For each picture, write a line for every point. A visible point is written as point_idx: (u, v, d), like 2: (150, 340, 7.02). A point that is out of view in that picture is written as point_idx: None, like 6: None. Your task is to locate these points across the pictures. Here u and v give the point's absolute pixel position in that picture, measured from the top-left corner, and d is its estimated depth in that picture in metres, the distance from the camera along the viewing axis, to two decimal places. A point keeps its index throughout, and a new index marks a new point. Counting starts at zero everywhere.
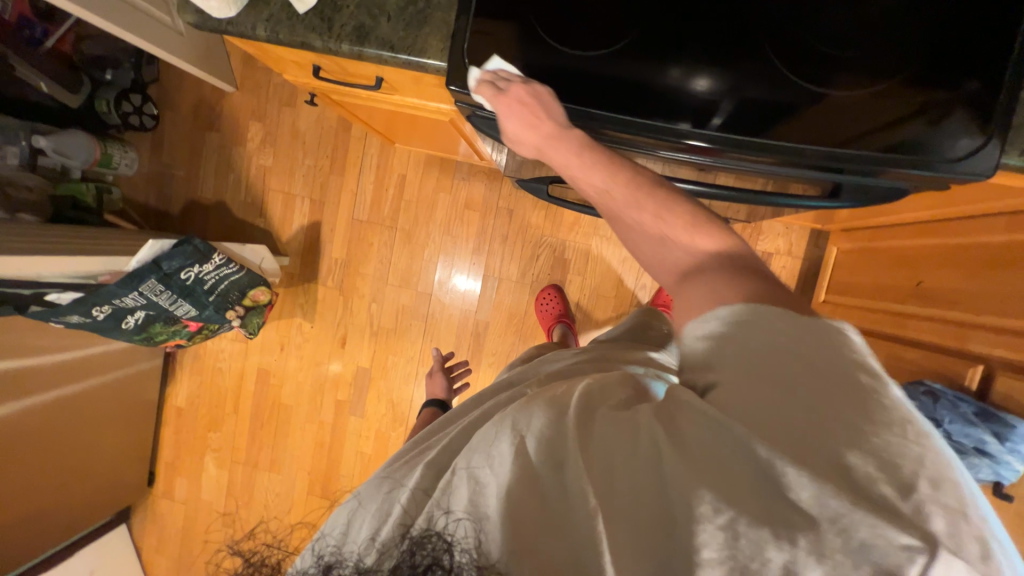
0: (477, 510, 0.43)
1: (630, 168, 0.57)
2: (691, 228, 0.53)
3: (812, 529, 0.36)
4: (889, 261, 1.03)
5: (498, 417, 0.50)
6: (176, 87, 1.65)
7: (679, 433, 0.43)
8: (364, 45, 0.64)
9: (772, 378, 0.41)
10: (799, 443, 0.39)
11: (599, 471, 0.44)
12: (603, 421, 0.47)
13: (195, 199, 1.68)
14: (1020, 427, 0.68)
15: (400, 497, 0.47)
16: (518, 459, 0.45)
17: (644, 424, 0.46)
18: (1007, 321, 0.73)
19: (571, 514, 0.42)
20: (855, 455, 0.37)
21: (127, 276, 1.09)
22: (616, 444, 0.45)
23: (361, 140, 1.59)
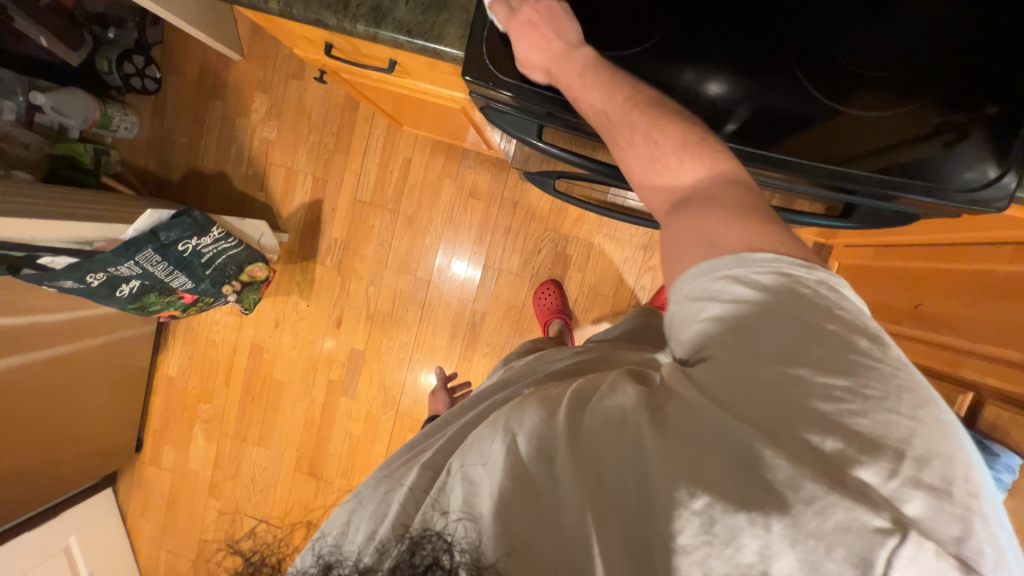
0: (474, 510, 0.43)
1: (631, 87, 0.54)
2: (687, 151, 0.50)
3: (785, 513, 0.37)
4: (889, 280, 1.03)
5: (492, 418, 0.50)
6: (180, 51, 1.60)
7: (666, 423, 0.44)
8: (380, 27, 0.62)
9: (761, 358, 0.42)
10: (778, 424, 0.40)
11: (591, 463, 0.45)
12: (597, 412, 0.48)
13: (196, 168, 1.65)
14: (1005, 457, 0.69)
15: (398, 497, 0.48)
16: (509, 458, 0.45)
17: (635, 416, 0.46)
18: (1001, 352, 0.74)
19: (559, 499, 0.43)
20: (832, 436, 0.39)
21: (123, 244, 1.07)
22: (608, 437, 0.46)
23: (368, 119, 1.56)
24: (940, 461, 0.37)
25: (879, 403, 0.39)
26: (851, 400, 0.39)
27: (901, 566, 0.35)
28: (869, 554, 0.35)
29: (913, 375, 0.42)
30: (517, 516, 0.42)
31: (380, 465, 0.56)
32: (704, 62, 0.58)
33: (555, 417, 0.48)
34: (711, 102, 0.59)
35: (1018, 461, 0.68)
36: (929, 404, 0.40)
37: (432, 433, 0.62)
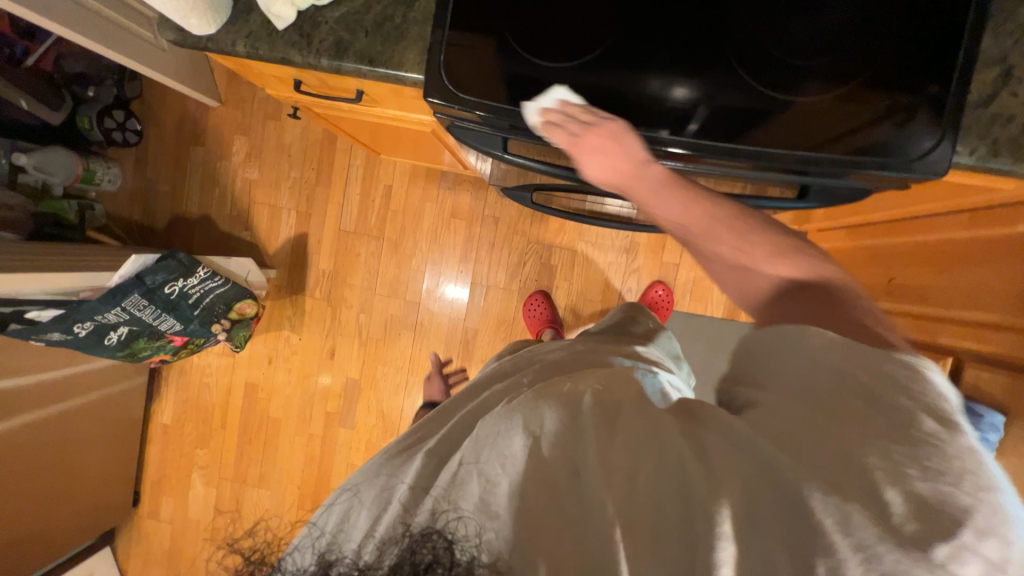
0: (489, 507, 0.44)
1: (703, 198, 0.57)
2: (775, 258, 0.53)
3: (831, 555, 0.35)
4: (864, 259, 1.06)
5: (507, 411, 0.51)
6: (160, 103, 1.65)
7: (708, 445, 0.44)
8: (343, 59, 0.65)
9: (816, 405, 0.41)
10: (835, 472, 0.38)
11: (621, 481, 0.44)
12: (626, 426, 0.48)
13: (180, 213, 1.68)
14: (989, 416, 0.69)
15: (400, 494, 0.48)
16: (530, 458, 0.46)
17: (669, 436, 0.46)
18: (975, 315, 0.76)
19: (589, 517, 0.43)
20: (892, 492, 0.36)
21: (109, 291, 1.08)
22: (645, 457, 0.45)
23: (347, 151, 1.60)
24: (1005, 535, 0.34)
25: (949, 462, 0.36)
26: (913, 460, 0.36)
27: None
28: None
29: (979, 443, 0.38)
30: (530, 520, 0.43)
31: (379, 456, 0.55)
32: (661, 70, 0.61)
33: (581, 426, 0.48)
34: (674, 104, 0.62)
35: (1002, 418, 0.70)
36: (994, 478, 0.36)
37: (434, 424, 0.61)
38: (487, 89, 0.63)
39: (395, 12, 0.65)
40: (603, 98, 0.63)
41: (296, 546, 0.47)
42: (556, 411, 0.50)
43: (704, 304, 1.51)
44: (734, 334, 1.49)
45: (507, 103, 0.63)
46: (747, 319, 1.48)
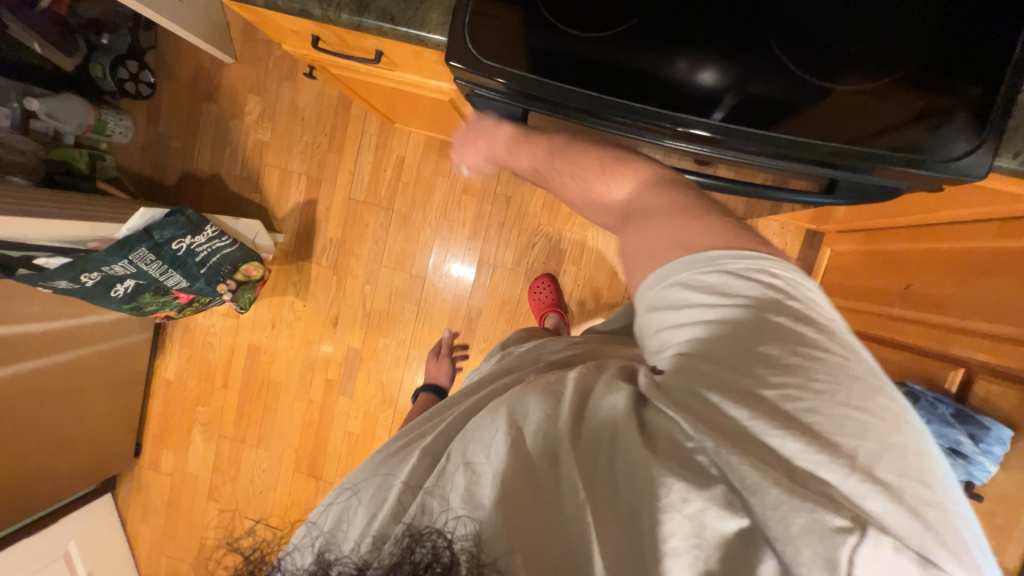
0: (474, 499, 0.43)
1: (547, 139, 0.68)
2: (601, 174, 0.64)
3: (755, 511, 0.40)
4: (879, 264, 1.04)
5: (492, 406, 0.51)
6: (175, 55, 1.62)
7: (645, 422, 0.47)
8: (364, 15, 0.63)
9: (722, 368, 0.46)
10: (745, 431, 0.43)
11: (584, 463, 0.46)
12: (593, 416, 0.49)
13: (191, 171, 1.66)
14: (996, 430, 0.68)
15: (398, 490, 0.48)
16: (512, 450, 0.45)
17: (624, 421, 0.47)
18: (993, 327, 0.74)
19: (559, 504, 0.44)
20: (790, 442, 0.41)
21: (117, 243, 1.08)
22: (602, 438, 0.48)
23: (361, 118, 1.57)
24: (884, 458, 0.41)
25: (831, 399, 0.42)
26: (809, 406, 0.42)
27: (865, 558, 0.37)
28: (834, 555, 0.37)
29: (866, 366, 0.45)
30: (519, 513, 0.42)
31: (376, 453, 0.56)
32: (691, 50, 0.59)
33: (556, 410, 0.49)
34: (704, 87, 0.59)
35: (1010, 433, 0.68)
36: (882, 402, 0.43)
37: (430, 420, 0.61)
38: (510, 55, 0.61)
39: None
40: (629, 73, 0.59)
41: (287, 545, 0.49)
42: (534, 397, 0.50)
43: None
44: None
45: (529, 72, 0.60)
46: None
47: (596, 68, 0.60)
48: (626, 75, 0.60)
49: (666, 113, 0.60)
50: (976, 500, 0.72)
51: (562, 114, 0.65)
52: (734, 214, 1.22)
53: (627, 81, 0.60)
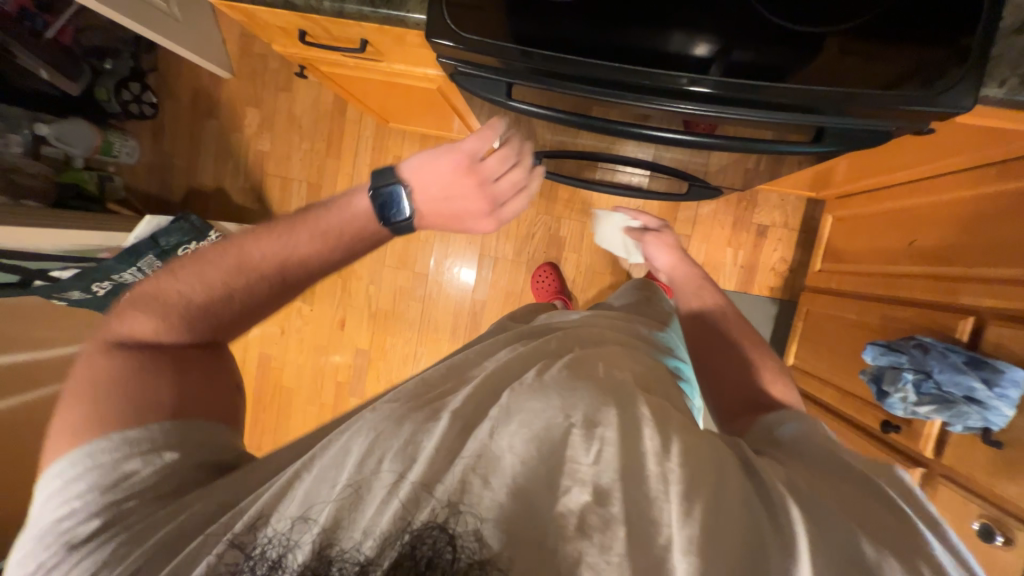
0: (518, 487, 0.42)
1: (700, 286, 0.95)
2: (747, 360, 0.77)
3: None
4: (882, 224, 1.02)
5: (544, 389, 0.51)
6: (175, 75, 1.67)
7: (772, 496, 0.45)
8: (346, 2, 0.65)
9: (847, 487, 0.47)
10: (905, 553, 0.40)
11: (684, 502, 0.42)
12: (690, 452, 0.47)
13: (195, 186, 1.70)
14: (1010, 372, 0.66)
15: (426, 450, 0.45)
16: (568, 446, 0.45)
17: (740, 483, 0.46)
18: (1004, 270, 0.73)
19: (642, 528, 0.41)
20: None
21: (126, 251, 1.13)
22: (702, 483, 0.44)
23: (356, 122, 1.60)
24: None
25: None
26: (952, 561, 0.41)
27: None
28: None
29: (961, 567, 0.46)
30: (569, 526, 0.41)
31: (373, 412, 0.50)
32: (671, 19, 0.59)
33: (645, 443, 0.46)
34: (685, 49, 0.59)
35: None
36: None
37: (435, 380, 0.60)
38: (489, 31, 0.62)
39: None
40: (608, 41, 0.60)
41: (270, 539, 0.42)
42: (595, 401, 0.49)
43: (716, 274, 1.46)
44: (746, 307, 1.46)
45: (511, 43, 0.61)
46: (761, 293, 1.45)
47: (577, 36, 0.60)
48: (607, 41, 0.60)
49: (657, 76, 0.59)
50: (995, 448, 0.69)
51: (549, 86, 0.65)
52: (731, 187, 1.21)
53: (608, 48, 0.60)
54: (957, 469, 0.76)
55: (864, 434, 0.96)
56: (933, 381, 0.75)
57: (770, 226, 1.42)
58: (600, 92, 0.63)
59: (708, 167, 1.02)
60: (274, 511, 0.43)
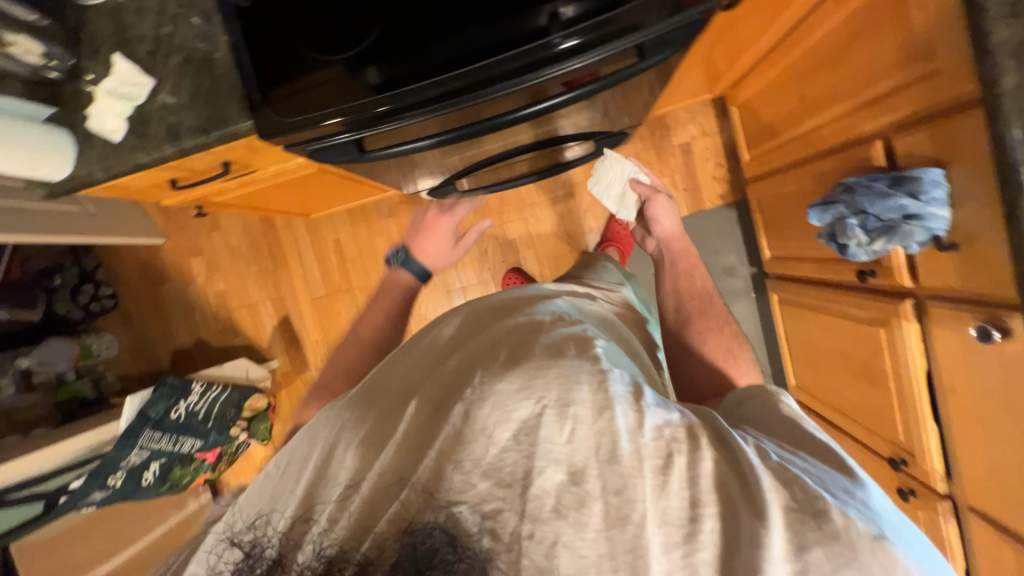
0: (502, 477, 0.42)
1: (694, 268, 0.95)
2: (725, 354, 0.78)
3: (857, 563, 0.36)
4: (773, 93, 1.02)
5: (511, 366, 0.49)
6: (118, 261, 1.77)
7: (741, 459, 0.43)
8: (180, 140, 0.72)
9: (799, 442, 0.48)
10: (873, 520, 0.38)
11: (654, 466, 0.42)
12: (662, 414, 0.45)
13: (177, 347, 1.77)
14: (930, 174, 0.66)
15: (392, 449, 0.47)
16: (539, 425, 0.44)
17: (708, 437, 0.45)
18: (881, 85, 0.73)
19: (624, 484, 0.41)
20: (912, 545, 0.38)
21: (123, 436, 1.27)
22: (679, 439, 0.44)
23: (287, 227, 1.67)
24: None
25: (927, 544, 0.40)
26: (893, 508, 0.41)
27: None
28: None
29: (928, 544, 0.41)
30: (545, 508, 0.41)
31: (343, 411, 0.54)
32: (467, 23, 0.62)
33: (620, 417, 0.44)
34: (496, 35, 0.61)
35: (941, 171, 0.65)
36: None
37: (415, 373, 0.58)
38: (334, 101, 0.65)
39: (204, 82, 0.72)
40: (426, 62, 0.62)
41: (239, 531, 0.47)
42: (568, 376, 0.47)
43: None
44: (707, 223, 1.45)
45: (372, 94, 0.63)
46: (714, 205, 1.44)
47: (396, 71, 0.63)
48: (428, 61, 0.62)
49: (499, 63, 0.59)
50: (955, 251, 0.67)
51: (406, 121, 0.63)
52: (630, 126, 1.23)
53: (436, 66, 0.62)
54: (936, 283, 0.73)
55: (852, 292, 0.93)
56: (872, 216, 0.75)
57: (692, 141, 1.42)
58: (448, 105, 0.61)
59: (608, 115, 1.00)
60: (253, 501, 0.49)
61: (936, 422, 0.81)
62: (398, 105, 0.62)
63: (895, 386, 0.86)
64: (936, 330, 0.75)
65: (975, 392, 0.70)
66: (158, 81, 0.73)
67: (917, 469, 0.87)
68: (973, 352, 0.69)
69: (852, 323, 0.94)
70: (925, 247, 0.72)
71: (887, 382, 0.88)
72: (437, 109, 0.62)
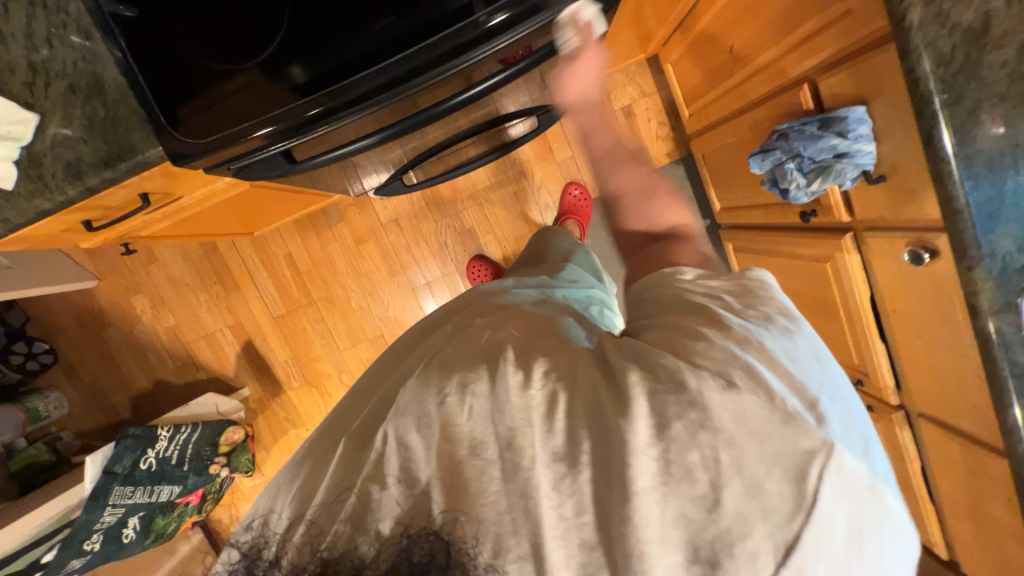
0: (411, 475, 0.42)
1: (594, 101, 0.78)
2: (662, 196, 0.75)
3: (726, 442, 0.36)
4: (703, 47, 1.03)
5: (421, 373, 0.48)
6: (48, 314, 1.62)
7: (615, 368, 0.42)
8: (83, 179, 0.65)
9: (694, 310, 0.44)
10: (722, 371, 0.38)
11: (539, 411, 0.41)
12: (551, 358, 0.44)
13: (134, 393, 1.66)
14: (854, 113, 0.69)
15: (327, 478, 0.45)
16: (444, 420, 0.43)
17: (586, 365, 0.43)
18: (804, 29, 0.74)
19: (512, 434, 0.41)
20: (767, 374, 0.38)
21: (91, 499, 1.19)
22: (566, 372, 0.43)
23: (231, 249, 1.58)
24: (830, 381, 0.39)
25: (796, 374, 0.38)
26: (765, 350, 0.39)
27: (828, 494, 0.35)
28: (755, 479, 0.36)
29: (817, 375, 0.39)
30: (456, 482, 0.42)
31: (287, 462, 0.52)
32: (383, 9, 0.57)
33: (508, 378, 0.43)
34: (420, 18, 0.56)
35: (864, 108, 0.69)
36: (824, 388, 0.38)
37: (352, 407, 0.58)
38: (255, 111, 0.61)
39: (97, 109, 0.65)
40: (346, 55, 0.58)
41: (238, 533, 0.48)
42: (470, 362, 0.46)
43: None
44: None
45: (299, 98, 0.59)
46: (662, 163, 1.46)
47: (319, 68, 0.59)
48: (349, 53, 0.58)
49: (433, 45, 0.56)
50: (882, 183, 0.72)
51: (347, 118, 0.60)
52: None
53: (360, 59, 0.58)
54: (870, 215, 0.77)
55: (799, 232, 0.98)
56: (805, 159, 0.77)
57: (633, 103, 1.42)
58: (387, 95, 0.58)
59: (545, 89, 0.98)
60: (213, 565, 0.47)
61: (884, 342, 0.88)
62: (331, 105, 0.59)
63: (845, 315, 0.92)
64: (874, 258, 0.80)
65: (913, 311, 0.76)
66: (42, 114, 0.66)
67: (872, 387, 0.94)
68: (908, 273, 0.74)
69: (801, 262, 0.99)
70: (856, 182, 0.76)
71: (838, 313, 0.94)
72: (377, 99, 0.59)
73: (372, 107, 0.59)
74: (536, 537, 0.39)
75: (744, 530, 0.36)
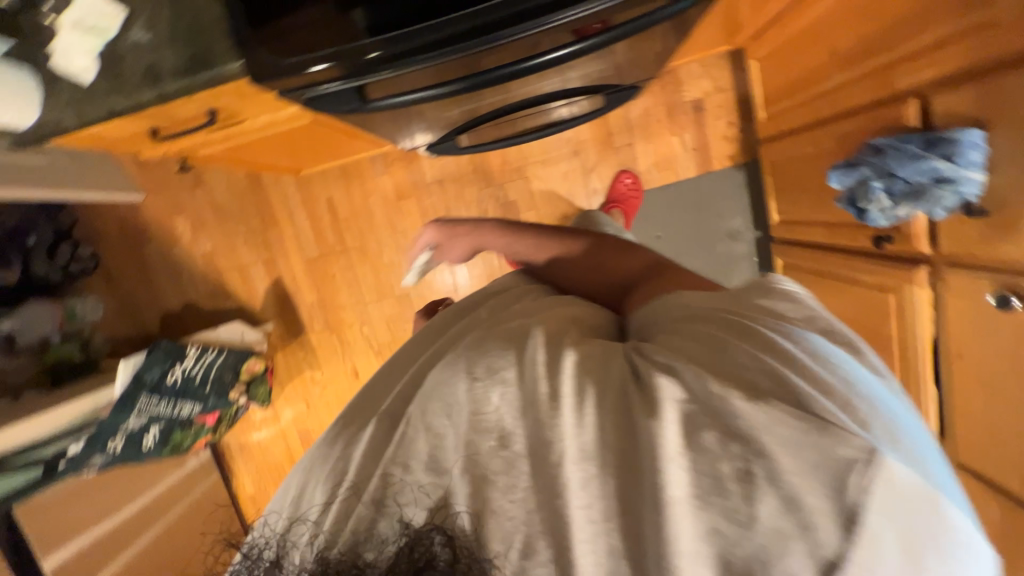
0: (438, 463, 0.41)
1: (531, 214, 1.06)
2: None
3: (762, 456, 0.34)
4: (799, 45, 0.96)
5: (450, 357, 0.46)
6: (95, 220, 1.66)
7: (640, 369, 0.41)
8: (159, 84, 0.64)
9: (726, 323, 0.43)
10: (754, 384, 0.37)
11: (569, 403, 0.40)
12: (584, 356, 0.43)
13: (165, 311, 1.71)
14: (969, 134, 0.63)
15: (354, 455, 0.43)
16: (473, 406, 0.42)
17: (615, 362, 0.42)
18: (926, 37, 0.68)
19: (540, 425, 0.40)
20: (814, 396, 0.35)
21: (120, 402, 1.26)
22: (594, 368, 0.42)
23: (275, 185, 1.59)
24: (868, 384, 0.37)
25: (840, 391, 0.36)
26: (804, 360, 0.38)
27: (876, 510, 0.31)
28: (794, 494, 0.33)
29: (860, 390, 0.36)
30: (485, 469, 0.40)
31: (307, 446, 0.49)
32: None
33: (536, 362, 0.43)
34: None
35: (981, 132, 0.63)
36: (866, 394, 0.36)
37: (380, 382, 0.53)
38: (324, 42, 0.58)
39: (183, 14, 0.64)
40: None
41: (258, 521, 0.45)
42: (505, 346, 0.45)
43: (672, 167, 1.41)
44: (715, 184, 1.41)
45: (366, 37, 0.57)
46: (723, 165, 1.40)
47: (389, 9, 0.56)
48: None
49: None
50: (985, 217, 0.66)
51: (412, 65, 0.57)
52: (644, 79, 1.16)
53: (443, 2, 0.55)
54: (958, 250, 0.72)
55: (867, 258, 0.92)
56: (901, 180, 0.72)
57: (704, 98, 1.36)
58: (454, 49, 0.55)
59: (625, 65, 0.94)
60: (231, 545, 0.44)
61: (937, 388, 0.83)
62: (398, 50, 0.56)
63: (901, 351, 0.87)
64: (949, 296, 0.75)
65: (984, 359, 0.71)
66: (130, 11, 0.65)
67: None
68: (988, 317, 0.69)
69: (862, 290, 0.94)
70: (950, 215, 0.70)
71: (892, 347, 0.89)
72: (440, 52, 0.56)
73: (438, 58, 0.56)
74: (563, 540, 0.36)
75: (783, 549, 0.32)
